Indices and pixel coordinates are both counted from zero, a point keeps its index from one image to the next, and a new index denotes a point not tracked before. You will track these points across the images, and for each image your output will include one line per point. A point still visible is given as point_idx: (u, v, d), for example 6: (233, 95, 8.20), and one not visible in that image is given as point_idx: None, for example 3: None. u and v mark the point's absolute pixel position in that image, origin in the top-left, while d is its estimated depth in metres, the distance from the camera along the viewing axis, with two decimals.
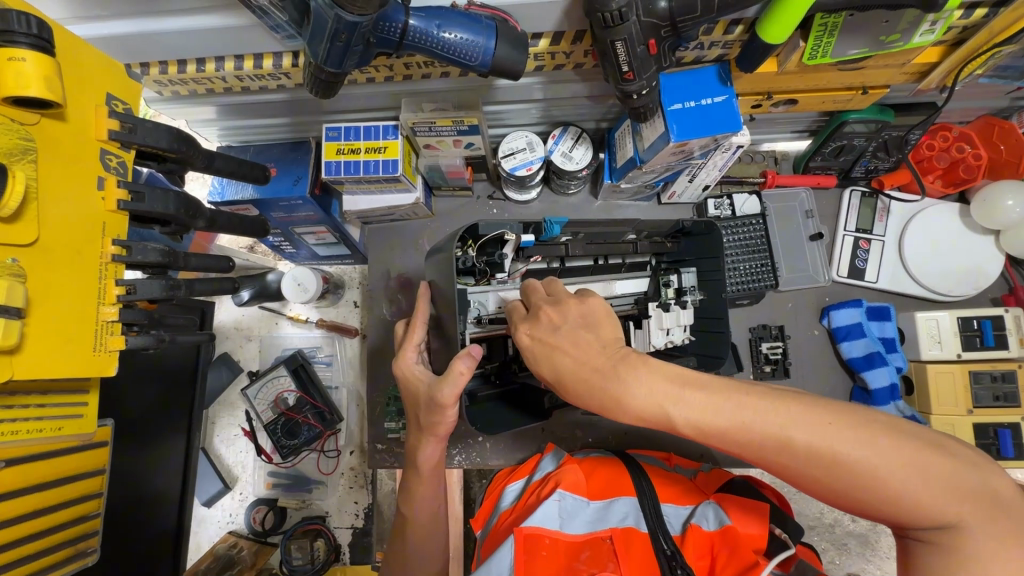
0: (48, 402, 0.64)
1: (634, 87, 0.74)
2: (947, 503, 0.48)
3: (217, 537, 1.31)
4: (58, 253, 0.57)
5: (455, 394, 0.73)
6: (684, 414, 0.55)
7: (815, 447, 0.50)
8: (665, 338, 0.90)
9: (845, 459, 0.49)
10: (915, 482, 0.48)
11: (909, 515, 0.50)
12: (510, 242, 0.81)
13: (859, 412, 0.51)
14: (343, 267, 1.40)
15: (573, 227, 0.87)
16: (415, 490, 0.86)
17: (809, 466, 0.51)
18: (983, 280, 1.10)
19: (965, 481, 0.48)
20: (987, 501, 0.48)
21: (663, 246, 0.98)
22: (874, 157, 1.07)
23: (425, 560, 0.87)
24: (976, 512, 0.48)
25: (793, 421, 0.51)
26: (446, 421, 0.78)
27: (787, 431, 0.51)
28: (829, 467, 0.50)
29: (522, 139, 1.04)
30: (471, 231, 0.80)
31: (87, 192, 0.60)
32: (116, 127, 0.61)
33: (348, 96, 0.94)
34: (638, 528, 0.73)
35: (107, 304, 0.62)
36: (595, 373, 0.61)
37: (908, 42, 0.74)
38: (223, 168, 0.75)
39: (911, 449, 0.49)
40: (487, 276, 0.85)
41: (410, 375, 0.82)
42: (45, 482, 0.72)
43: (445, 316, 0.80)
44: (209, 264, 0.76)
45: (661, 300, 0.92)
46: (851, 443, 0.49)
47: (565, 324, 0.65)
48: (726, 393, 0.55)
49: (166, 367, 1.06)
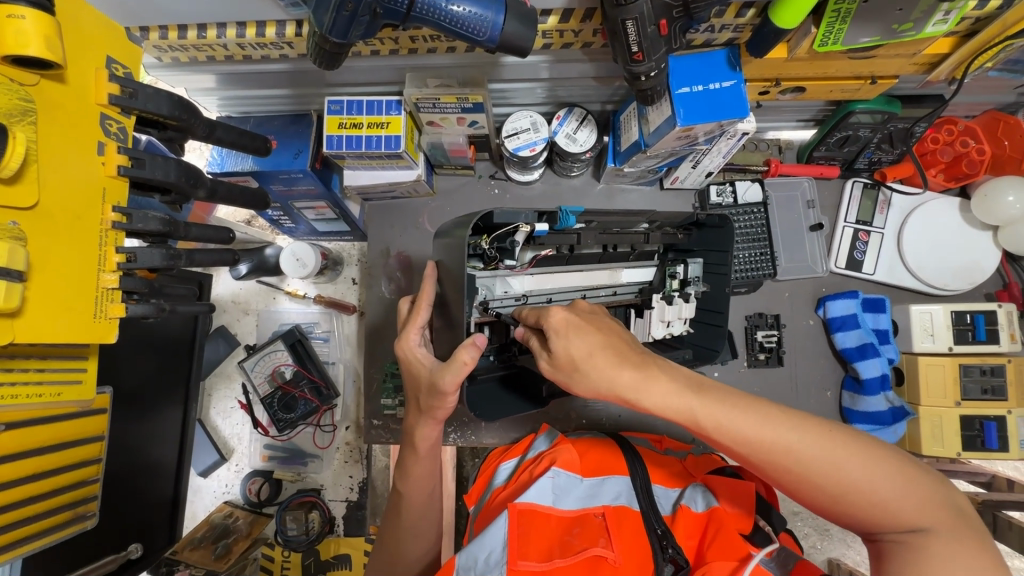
0: (47, 366, 0.64)
1: (643, 69, 0.73)
2: (920, 508, 0.52)
3: (212, 506, 1.32)
4: (58, 218, 0.57)
5: (455, 381, 0.74)
6: (711, 414, 0.58)
7: (807, 450, 0.55)
8: (664, 330, 0.95)
9: (838, 465, 0.54)
10: (894, 487, 0.53)
11: (886, 517, 0.53)
12: (523, 232, 0.80)
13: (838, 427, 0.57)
14: (342, 243, 1.39)
15: (588, 216, 0.85)
16: (412, 466, 0.87)
17: (807, 467, 0.55)
18: (980, 276, 1.10)
19: (932, 492, 0.53)
20: (954, 512, 0.52)
21: (675, 238, 0.96)
22: (878, 148, 1.08)
23: (417, 534, 0.88)
24: (943, 517, 0.52)
25: (801, 430, 0.56)
26: (445, 405, 0.78)
27: (789, 438, 0.55)
28: (820, 468, 0.54)
29: (526, 119, 1.03)
30: (484, 216, 0.77)
31: (87, 157, 0.59)
32: (117, 92, 0.60)
33: (351, 69, 0.92)
34: (631, 507, 0.74)
35: (107, 271, 0.61)
36: (623, 358, 0.62)
37: (920, 32, 0.73)
38: (224, 138, 0.74)
39: (888, 459, 0.55)
40: (496, 262, 0.83)
41: (412, 357, 0.83)
42: (43, 448, 0.73)
43: (450, 296, 0.80)
44: (210, 234, 0.75)
45: (665, 292, 0.97)
46: (838, 449, 0.54)
47: (597, 312, 0.70)
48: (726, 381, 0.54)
49: (163, 338, 1.07)
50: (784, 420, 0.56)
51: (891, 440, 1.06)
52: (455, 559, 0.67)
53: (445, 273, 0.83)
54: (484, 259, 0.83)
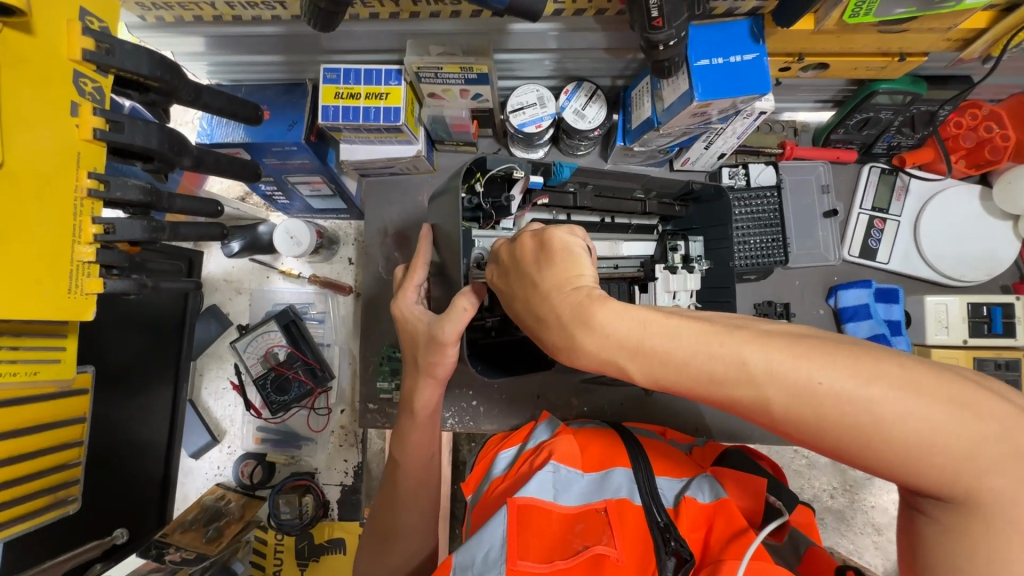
0: (22, 344, 0.60)
1: (662, 37, 0.68)
2: (965, 472, 0.40)
3: (204, 488, 1.30)
4: (26, 183, 0.52)
5: (456, 331, 0.72)
6: (644, 371, 0.48)
7: (792, 407, 0.43)
8: (671, 301, 0.92)
9: (869, 429, 0.41)
10: (949, 453, 0.40)
11: (918, 482, 0.42)
12: (519, 182, 0.86)
13: (849, 366, 0.42)
14: (338, 222, 1.35)
15: (583, 175, 0.88)
16: (408, 431, 0.83)
17: (826, 434, 0.43)
18: (999, 267, 1.07)
19: (976, 447, 0.40)
20: (1009, 471, 0.40)
21: (672, 210, 1.00)
22: (899, 132, 1.03)
23: (413, 502, 0.83)
24: (1001, 482, 0.40)
25: (806, 389, 0.42)
26: (444, 360, 0.75)
27: (767, 393, 0.43)
28: (815, 429, 0.43)
29: (533, 93, 0.98)
30: (480, 165, 0.85)
31: (58, 119, 0.54)
32: (92, 48, 0.55)
33: (348, 34, 0.87)
34: (632, 500, 0.71)
35: (83, 243, 0.57)
36: (547, 327, 0.55)
37: (960, 3, 0.68)
38: (211, 105, 0.69)
39: (918, 408, 0.40)
40: (492, 222, 0.89)
41: (409, 315, 0.80)
42: (20, 430, 0.69)
43: (448, 258, 0.83)
44: (197, 207, 0.71)
45: (667, 263, 0.94)
46: (839, 408, 0.41)
47: (518, 268, 0.60)
48: (713, 333, 0.46)
49: (151, 316, 1.03)
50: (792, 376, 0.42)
51: None
52: (452, 558, 0.64)
53: (443, 236, 0.85)
54: (483, 217, 0.89)
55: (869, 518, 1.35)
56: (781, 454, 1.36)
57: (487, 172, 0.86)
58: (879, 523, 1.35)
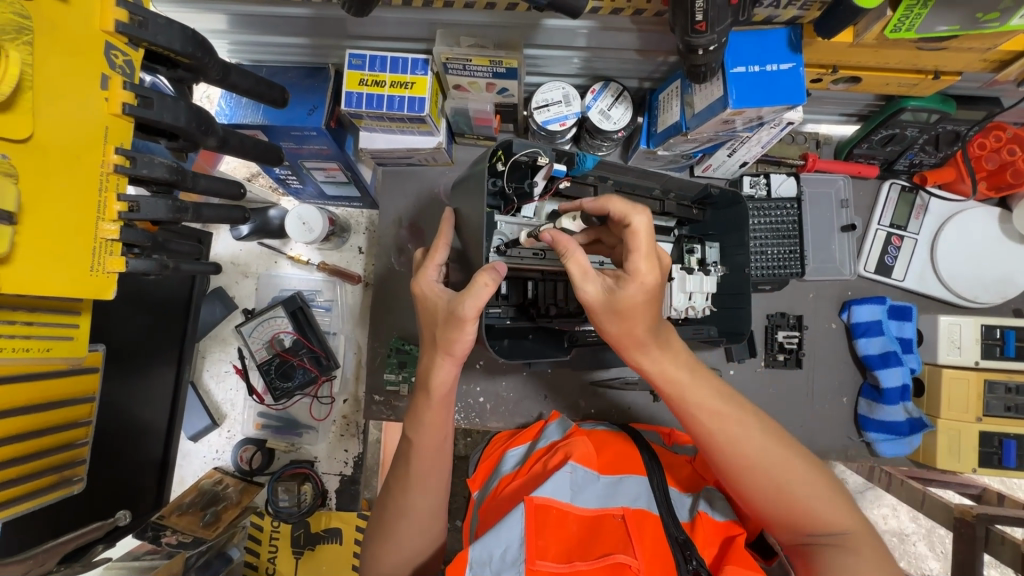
0: (36, 321, 0.59)
1: (703, 41, 0.67)
2: (845, 515, 0.64)
3: (201, 471, 1.29)
4: (53, 155, 0.50)
5: (477, 307, 0.69)
6: (688, 381, 0.68)
7: (763, 439, 0.66)
8: (687, 303, 0.90)
9: (799, 467, 0.65)
10: (834, 496, 0.65)
11: (823, 519, 0.63)
12: (543, 169, 0.84)
13: (783, 434, 0.69)
14: (349, 210, 1.33)
15: (603, 169, 0.88)
16: (423, 415, 0.80)
17: (780, 464, 0.65)
18: (1012, 289, 1.07)
19: (844, 499, 0.65)
20: (862, 521, 0.65)
21: (690, 213, 0.97)
22: (922, 150, 1.03)
23: (424, 486, 0.81)
24: (859, 525, 0.64)
25: (768, 431, 0.68)
26: (463, 339, 0.73)
27: (748, 422, 0.67)
28: (773, 457, 0.65)
29: (558, 91, 0.97)
30: (506, 147, 0.83)
31: (88, 90, 0.52)
32: (124, 19, 0.54)
33: (378, 20, 0.85)
34: (650, 511, 0.70)
35: (107, 220, 0.55)
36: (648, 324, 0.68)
37: (1004, 24, 0.68)
38: (238, 84, 0.68)
39: (817, 468, 0.67)
40: (513, 208, 0.85)
41: (430, 292, 0.79)
42: (30, 407, 0.68)
43: (471, 244, 0.84)
44: (217, 187, 0.69)
45: (684, 265, 0.94)
46: (784, 447, 0.66)
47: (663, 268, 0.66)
48: (716, 384, 0.70)
49: (158, 296, 1.01)
50: (759, 430, 0.67)
51: (905, 451, 1.04)
52: (468, 552, 0.61)
53: (466, 221, 0.85)
54: (504, 203, 0.85)
55: None
56: None
57: (512, 156, 0.83)
58: None
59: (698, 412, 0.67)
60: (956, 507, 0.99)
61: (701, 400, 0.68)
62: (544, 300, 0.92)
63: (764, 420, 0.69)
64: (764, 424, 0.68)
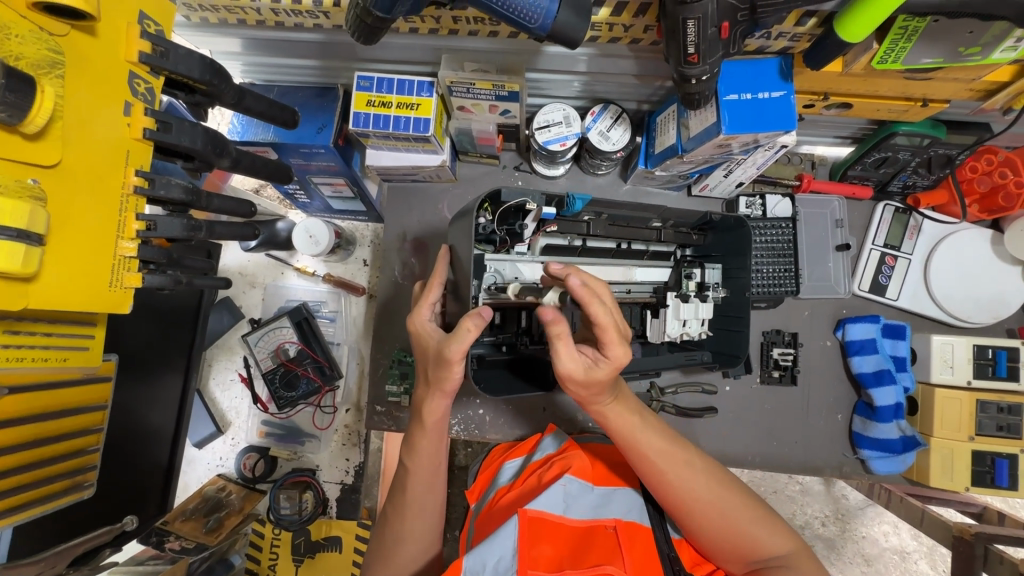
0: (55, 331, 0.62)
1: (696, 71, 0.70)
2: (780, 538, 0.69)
3: (205, 478, 1.31)
4: (79, 177, 0.54)
5: (462, 350, 0.70)
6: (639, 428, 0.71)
7: (706, 475, 0.71)
8: (681, 329, 0.92)
9: (738, 495, 0.71)
10: (770, 519, 0.71)
11: (764, 544, 0.68)
12: (532, 212, 0.85)
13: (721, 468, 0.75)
14: (354, 223, 1.36)
15: (595, 205, 0.90)
16: (417, 440, 0.83)
17: (723, 495, 0.70)
18: (1005, 310, 1.09)
19: (777, 524, 0.71)
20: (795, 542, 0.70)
21: (689, 237, 0.99)
22: (915, 172, 1.05)
23: (422, 496, 0.83)
24: (792, 546, 0.69)
25: (708, 464, 0.73)
26: (453, 377, 0.75)
27: (691, 460, 0.72)
28: (716, 489, 0.70)
29: (559, 112, 1.00)
30: (491, 196, 0.84)
31: (113, 116, 0.56)
32: (147, 50, 0.57)
33: (386, 45, 0.89)
34: (641, 524, 0.72)
35: (125, 238, 0.59)
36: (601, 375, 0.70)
37: (986, 57, 0.71)
38: (252, 108, 0.72)
39: (752, 498, 0.73)
40: (507, 246, 0.87)
41: (423, 330, 0.81)
42: (45, 414, 0.71)
43: (461, 278, 0.84)
44: (230, 206, 0.72)
45: (682, 291, 0.94)
46: (723, 479, 0.72)
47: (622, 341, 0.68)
48: (662, 428, 0.74)
49: (169, 306, 1.05)
50: (701, 466, 0.72)
51: (900, 469, 1.05)
52: (462, 561, 0.62)
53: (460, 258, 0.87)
54: (496, 242, 0.87)
55: (859, 548, 1.37)
56: (774, 479, 1.37)
57: (500, 201, 0.85)
58: (869, 555, 1.37)
59: (650, 453, 0.70)
60: (955, 526, 1.00)
61: (651, 442, 0.70)
62: (538, 328, 0.95)
63: (704, 457, 0.74)
64: (704, 462, 0.73)
